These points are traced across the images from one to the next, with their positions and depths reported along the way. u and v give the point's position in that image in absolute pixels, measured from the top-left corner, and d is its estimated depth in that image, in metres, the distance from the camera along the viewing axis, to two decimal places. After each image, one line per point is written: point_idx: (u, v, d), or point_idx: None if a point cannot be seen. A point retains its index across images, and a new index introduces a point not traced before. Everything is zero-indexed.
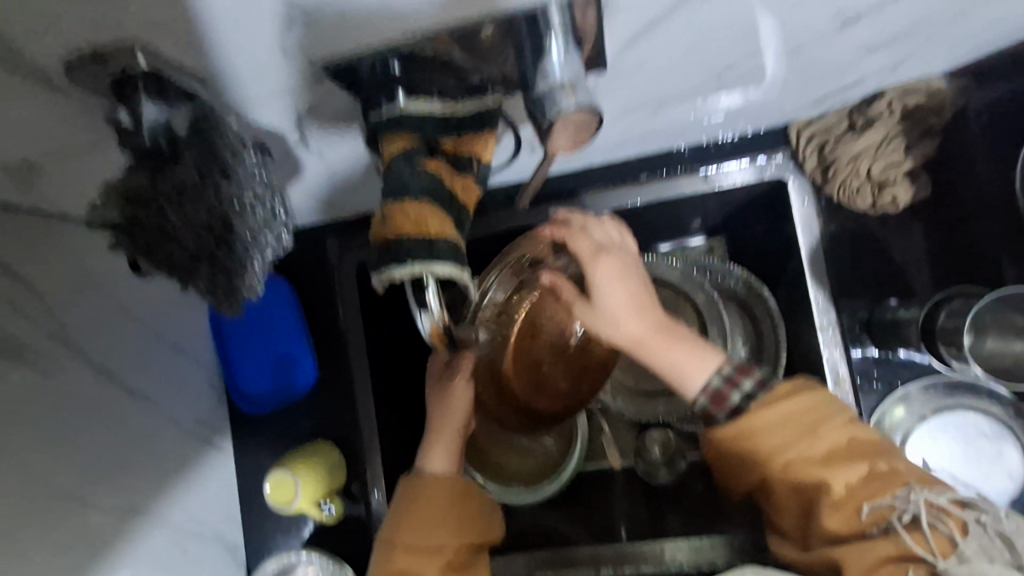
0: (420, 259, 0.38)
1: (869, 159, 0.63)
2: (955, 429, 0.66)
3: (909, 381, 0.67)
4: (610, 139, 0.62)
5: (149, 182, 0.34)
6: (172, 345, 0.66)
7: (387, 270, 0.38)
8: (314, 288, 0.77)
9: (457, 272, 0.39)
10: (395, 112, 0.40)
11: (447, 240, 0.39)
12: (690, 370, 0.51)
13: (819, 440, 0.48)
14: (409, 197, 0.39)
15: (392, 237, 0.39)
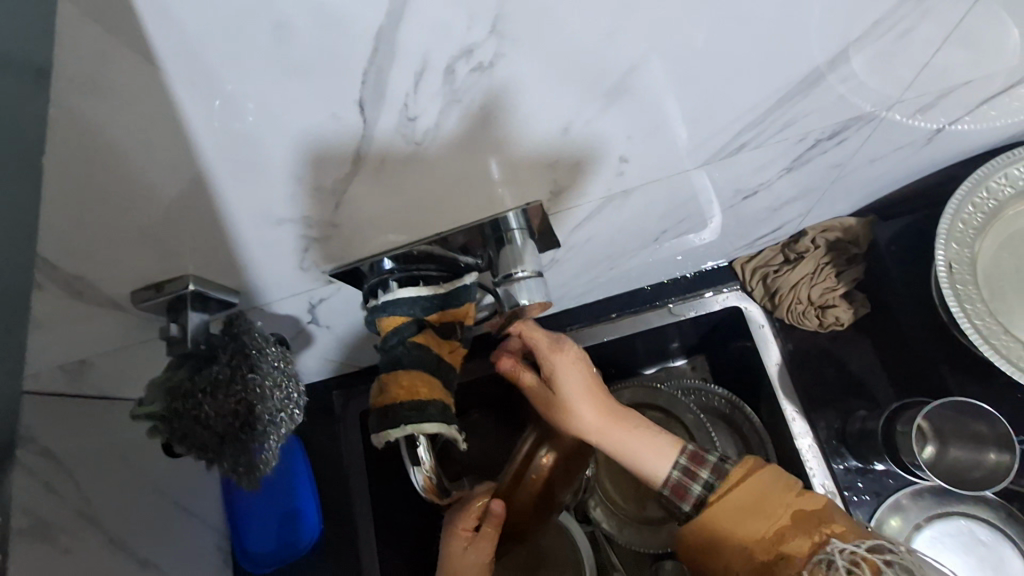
0: (413, 422, 0.45)
1: (807, 286, 0.72)
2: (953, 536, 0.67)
3: (899, 491, 0.68)
4: (578, 288, 0.72)
5: (189, 378, 0.42)
6: (184, 510, 0.69)
7: (383, 432, 0.45)
8: (321, 439, 0.82)
9: (446, 429, 0.46)
10: (386, 299, 0.48)
11: (437, 402, 0.46)
12: (653, 459, 0.55)
13: (772, 517, 0.51)
14: (402, 369, 0.46)
15: (389, 406, 0.45)
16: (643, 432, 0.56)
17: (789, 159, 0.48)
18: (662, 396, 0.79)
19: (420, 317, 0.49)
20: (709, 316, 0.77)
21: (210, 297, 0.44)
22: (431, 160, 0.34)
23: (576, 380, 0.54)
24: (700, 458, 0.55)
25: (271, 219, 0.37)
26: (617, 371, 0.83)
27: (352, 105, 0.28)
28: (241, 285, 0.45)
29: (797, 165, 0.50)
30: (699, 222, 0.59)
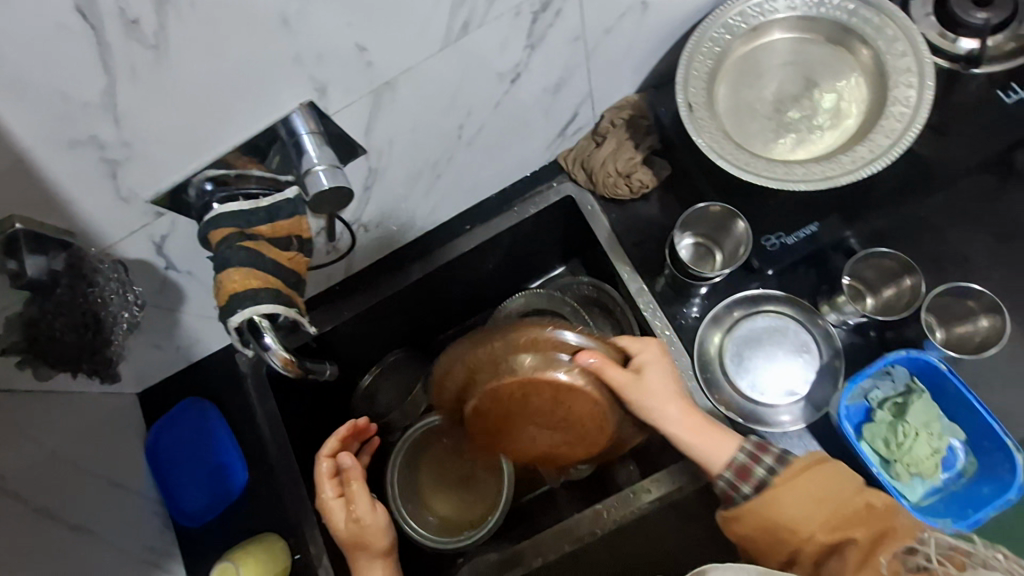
0: (246, 306, 0.54)
1: (614, 161, 0.82)
2: (756, 334, 0.78)
3: (712, 307, 0.80)
4: (422, 209, 0.81)
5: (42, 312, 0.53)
6: (114, 484, 0.76)
7: (228, 321, 0.55)
8: (231, 400, 0.89)
9: (280, 308, 0.56)
10: (216, 217, 0.55)
11: (268, 290, 0.55)
12: (715, 452, 0.66)
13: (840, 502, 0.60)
14: (234, 270, 0.55)
15: (228, 301, 0.54)
16: (712, 433, 0.67)
17: (524, 36, 0.58)
18: (542, 296, 0.93)
19: (247, 230, 0.57)
20: (549, 211, 0.88)
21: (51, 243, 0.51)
22: (177, 62, 0.42)
23: (657, 378, 0.67)
24: (764, 448, 0.66)
25: (66, 145, 0.44)
26: (488, 278, 0.95)
27: (73, 11, 0.37)
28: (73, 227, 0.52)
29: (535, 43, 0.60)
30: (492, 117, 0.70)
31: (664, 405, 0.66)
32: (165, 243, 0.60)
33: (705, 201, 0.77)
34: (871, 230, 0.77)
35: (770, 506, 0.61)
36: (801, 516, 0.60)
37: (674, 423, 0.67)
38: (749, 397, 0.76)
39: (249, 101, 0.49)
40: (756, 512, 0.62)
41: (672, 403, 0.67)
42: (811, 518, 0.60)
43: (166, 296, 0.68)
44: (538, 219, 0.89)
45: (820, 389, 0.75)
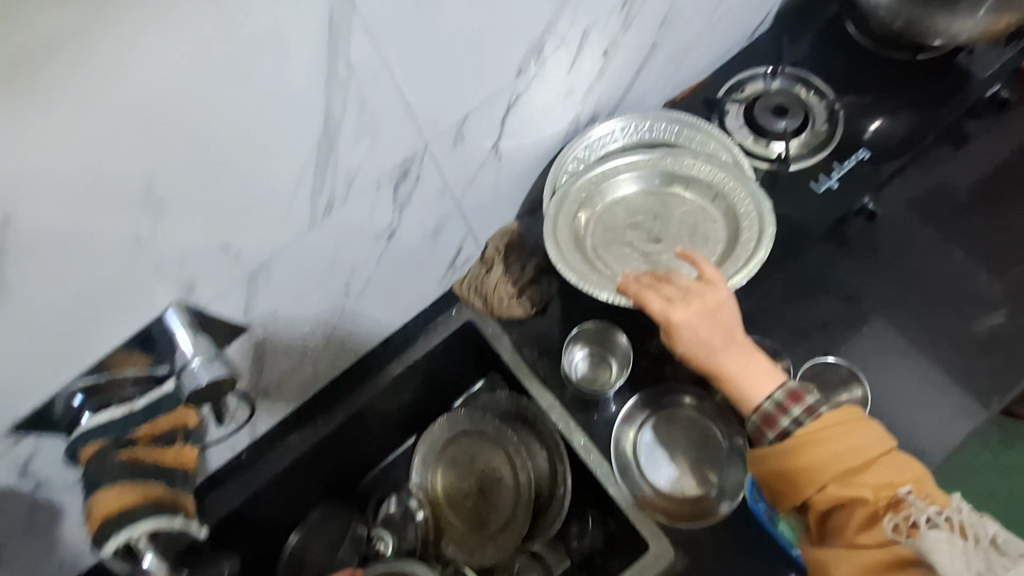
0: (124, 526, 0.52)
1: (506, 283, 0.86)
2: (667, 427, 0.82)
3: (620, 405, 0.83)
4: (319, 364, 0.81)
5: None
6: None
7: (100, 547, 0.52)
8: None
9: (165, 523, 0.54)
10: (82, 432, 0.53)
11: (144, 504, 0.53)
12: (758, 387, 0.63)
13: (850, 459, 0.56)
14: (104, 491, 0.53)
15: (98, 527, 0.52)
16: (760, 367, 0.64)
17: (390, 201, 0.63)
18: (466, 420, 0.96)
19: (122, 437, 0.55)
20: (452, 336, 0.90)
21: None
22: (18, 294, 0.42)
23: (684, 309, 0.64)
24: (816, 412, 0.60)
25: None
26: (403, 409, 0.95)
27: None
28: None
29: (403, 204, 0.65)
30: (378, 270, 0.73)
31: (717, 351, 0.64)
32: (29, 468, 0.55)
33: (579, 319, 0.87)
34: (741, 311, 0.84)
35: (770, 460, 0.59)
36: (815, 479, 0.56)
37: (703, 347, 0.64)
38: (672, 491, 0.79)
39: (110, 311, 0.48)
40: (773, 456, 0.59)
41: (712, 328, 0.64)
42: (834, 487, 0.56)
43: (36, 519, 0.61)
44: (445, 346, 0.91)
45: (737, 474, 0.78)
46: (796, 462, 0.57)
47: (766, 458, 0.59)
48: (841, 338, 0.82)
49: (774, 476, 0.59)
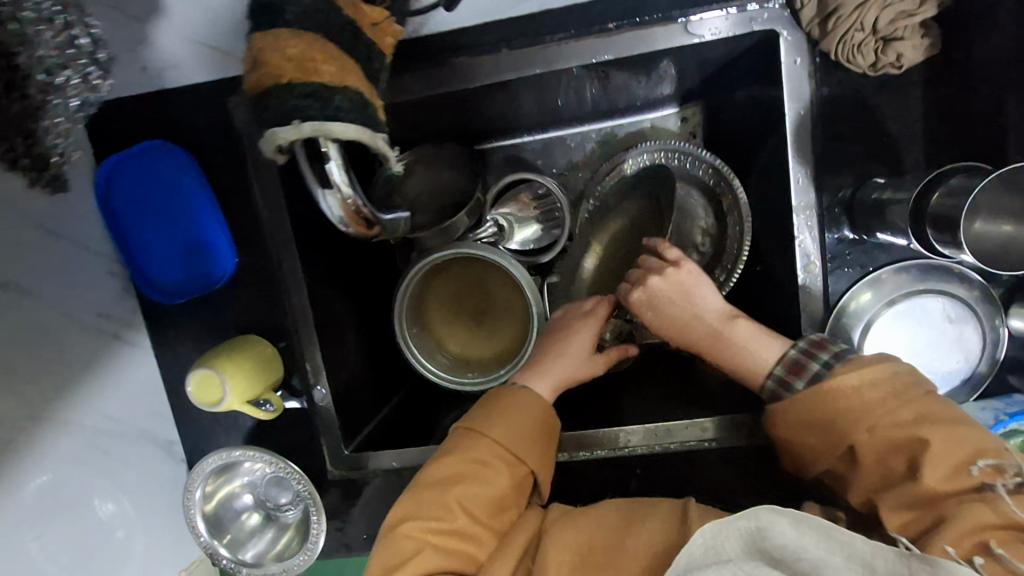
0: (314, 120, 0.36)
1: (876, 10, 0.67)
2: (920, 311, 0.75)
3: (881, 267, 0.75)
4: None
5: None
6: (86, 248, 0.79)
7: (272, 135, 0.37)
8: (216, 154, 0.83)
9: (364, 135, 0.38)
10: None
11: (348, 90, 0.37)
12: (943, 428, 0.55)
13: (951, 495, 0.53)
14: (286, 27, 0.38)
15: (270, 82, 0.36)
16: (952, 418, 0.56)
17: None
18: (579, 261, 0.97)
19: None
20: (734, 39, 0.71)
21: None
22: None
23: (856, 381, 0.59)
24: (997, 465, 0.53)
25: None
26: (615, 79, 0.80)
27: None
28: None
29: None
30: None
31: (889, 432, 0.56)
32: None
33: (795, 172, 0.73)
34: (922, 269, 0.74)
35: (871, 415, 0.57)
36: (862, 420, 0.58)
37: (871, 459, 0.57)
38: None
39: None
40: (841, 396, 0.59)
41: (883, 436, 0.57)
42: (933, 479, 0.54)
43: None
44: (719, 42, 0.71)
45: (954, 393, 0.76)
46: (871, 448, 0.57)
47: (845, 395, 0.59)
48: (996, 339, 0.75)
49: (833, 401, 0.59)
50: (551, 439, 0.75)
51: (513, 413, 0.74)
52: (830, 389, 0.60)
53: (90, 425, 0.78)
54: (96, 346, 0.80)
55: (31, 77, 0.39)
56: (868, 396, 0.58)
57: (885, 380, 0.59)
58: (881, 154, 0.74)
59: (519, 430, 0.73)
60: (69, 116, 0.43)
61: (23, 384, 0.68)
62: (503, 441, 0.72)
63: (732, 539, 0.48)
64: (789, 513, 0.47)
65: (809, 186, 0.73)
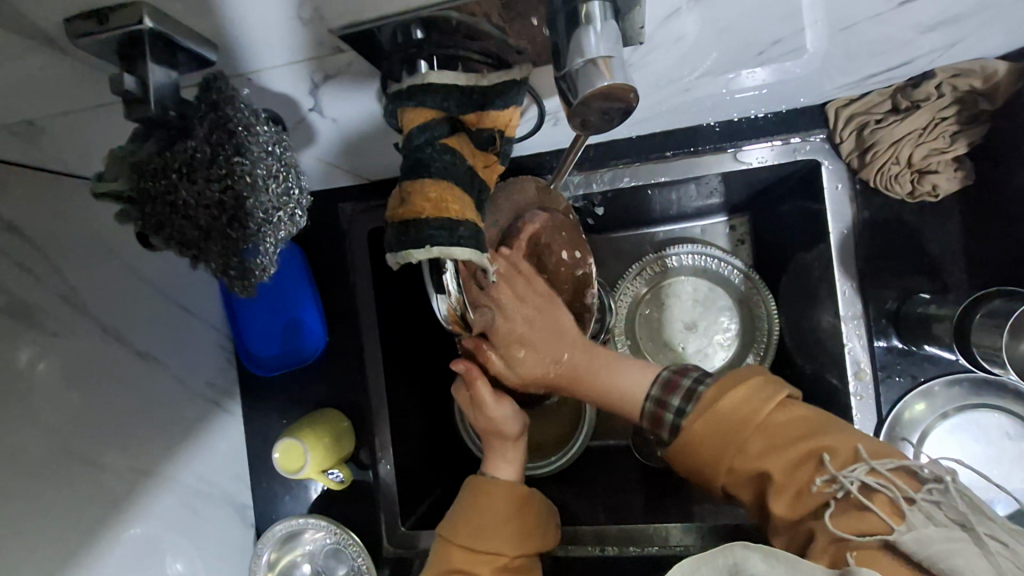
0: (441, 244, 0.45)
1: (913, 144, 0.75)
2: (974, 426, 0.79)
3: (933, 378, 0.79)
4: (640, 115, 0.73)
5: (160, 154, 0.40)
6: (202, 322, 0.92)
7: (405, 253, 0.46)
8: (320, 248, 0.97)
9: (477, 256, 0.47)
10: (412, 91, 0.46)
11: (467, 224, 0.46)
12: (720, 453, 0.60)
13: (801, 498, 0.56)
14: (429, 178, 0.46)
15: (411, 217, 0.45)
16: (758, 432, 0.59)
17: (797, 10, 0.55)
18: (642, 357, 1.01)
19: (451, 115, 0.47)
20: (780, 167, 0.80)
21: (188, 52, 0.41)
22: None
23: (722, 404, 0.61)
24: (831, 475, 0.55)
25: (279, 16, 0.41)
26: (669, 199, 0.90)
27: None
28: (221, 43, 0.43)
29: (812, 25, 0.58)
30: (702, 88, 0.69)
31: (741, 445, 0.59)
32: (323, 82, 0.51)
33: (842, 284, 0.79)
34: (974, 382, 0.78)
35: (725, 457, 0.60)
36: (730, 448, 0.60)
37: (714, 475, 0.61)
38: None
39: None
40: (699, 442, 0.61)
41: (747, 447, 0.59)
42: (783, 507, 0.57)
43: (298, 135, 0.61)
44: (766, 169, 0.80)
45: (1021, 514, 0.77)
46: (741, 481, 0.60)
47: (701, 435, 0.61)
48: None
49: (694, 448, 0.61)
50: (529, 514, 0.72)
51: (478, 513, 0.71)
52: (692, 437, 0.61)
53: (184, 482, 0.86)
54: (200, 409, 0.90)
55: (252, 214, 0.43)
56: (723, 435, 0.60)
57: (744, 396, 0.61)
58: (923, 272, 0.79)
59: (496, 525, 0.70)
60: (272, 248, 0.46)
61: (140, 437, 0.78)
62: (473, 535, 0.69)
63: (710, 572, 0.48)
64: (761, 549, 0.48)
65: (855, 297, 0.78)
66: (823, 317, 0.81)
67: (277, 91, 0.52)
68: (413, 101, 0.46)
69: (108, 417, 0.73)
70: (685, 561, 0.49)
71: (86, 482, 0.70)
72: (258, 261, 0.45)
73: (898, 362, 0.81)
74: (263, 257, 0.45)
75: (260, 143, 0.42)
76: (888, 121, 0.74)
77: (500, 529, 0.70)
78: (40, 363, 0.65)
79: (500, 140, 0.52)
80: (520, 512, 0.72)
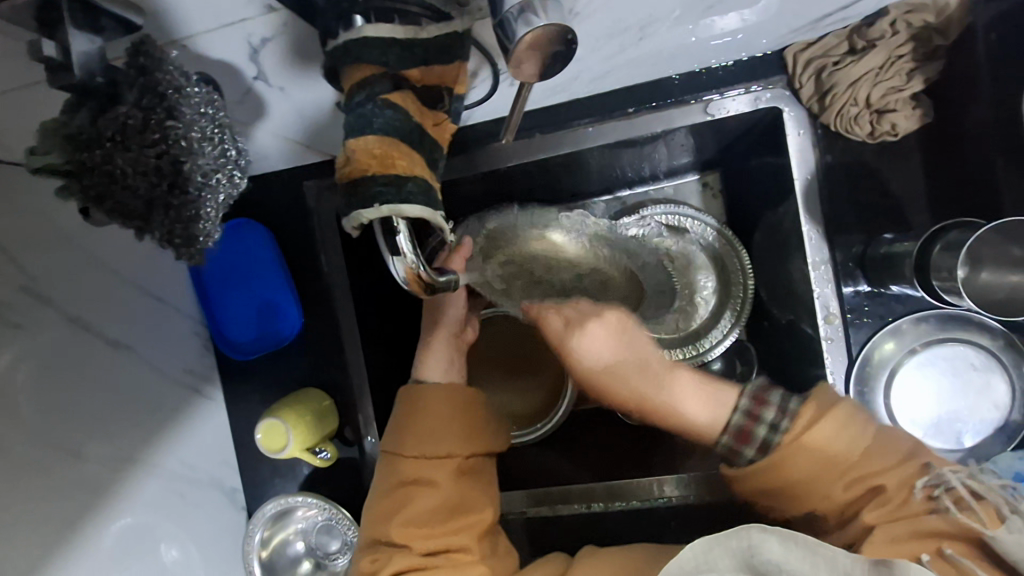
0: (390, 202, 0.45)
1: (869, 85, 0.75)
2: (941, 360, 0.80)
3: (901, 317, 0.80)
4: (597, 70, 0.72)
5: (91, 123, 0.40)
6: (175, 309, 0.91)
7: (356, 214, 0.45)
8: (292, 229, 0.95)
9: (428, 213, 0.46)
10: (350, 46, 0.45)
11: (416, 181, 0.46)
12: (793, 457, 0.62)
13: (881, 510, 0.59)
14: (372, 135, 0.45)
15: (360, 176, 0.45)
16: (846, 437, 0.61)
17: None
18: None
19: (394, 71, 0.47)
20: (743, 116, 0.79)
21: (106, 14, 0.40)
22: None
23: (821, 425, 0.62)
24: (930, 484, 0.59)
25: None
26: (638, 160, 0.90)
27: None
28: (145, 6, 0.43)
29: None
30: (660, 38, 0.68)
31: (829, 461, 0.61)
32: (262, 44, 0.50)
33: (809, 231, 0.79)
34: (940, 319, 0.80)
35: (827, 487, 0.62)
36: (829, 481, 0.62)
37: (799, 484, 0.62)
38: (907, 426, 0.80)
39: None
40: (803, 452, 0.62)
41: (835, 453, 0.61)
42: (874, 517, 0.59)
43: (247, 108, 0.60)
44: (730, 119, 0.80)
45: (988, 442, 0.80)
46: (834, 499, 0.62)
47: (787, 463, 0.62)
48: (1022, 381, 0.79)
49: (782, 471, 0.62)
50: (476, 416, 0.75)
51: (420, 421, 0.72)
52: (780, 463, 0.62)
53: (171, 469, 0.86)
54: (179, 397, 0.90)
55: (190, 179, 0.43)
56: (807, 462, 0.61)
57: (831, 405, 0.63)
58: (888, 214, 0.80)
59: (441, 431, 0.72)
60: (215, 214, 0.46)
61: (121, 428, 0.78)
62: (418, 446, 0.71)
63: (724, 555, 0.50)
64: (778, 532, 0.50)
65: (822, 243, 0.79)
66: (793, 265, 0.82)
67: (216, 58, 0.51)
68: (351, 59, 0.46)
69: (83, 408, 0.73)
70: (699, 543, 0.51)
71: (70, 473, 0.70)
72: (203, 228, 0.45)
73: (868, 305, 0.82)
74: (208, 225, 0.45)
75: (193, 106, 0.42)
76: (845, 63, 0.74)
77: (441, 435, 0.72)
78: (17, 357, 0.65)
79: (449, 98, 0.52)
80: (461, 417, 0.74)
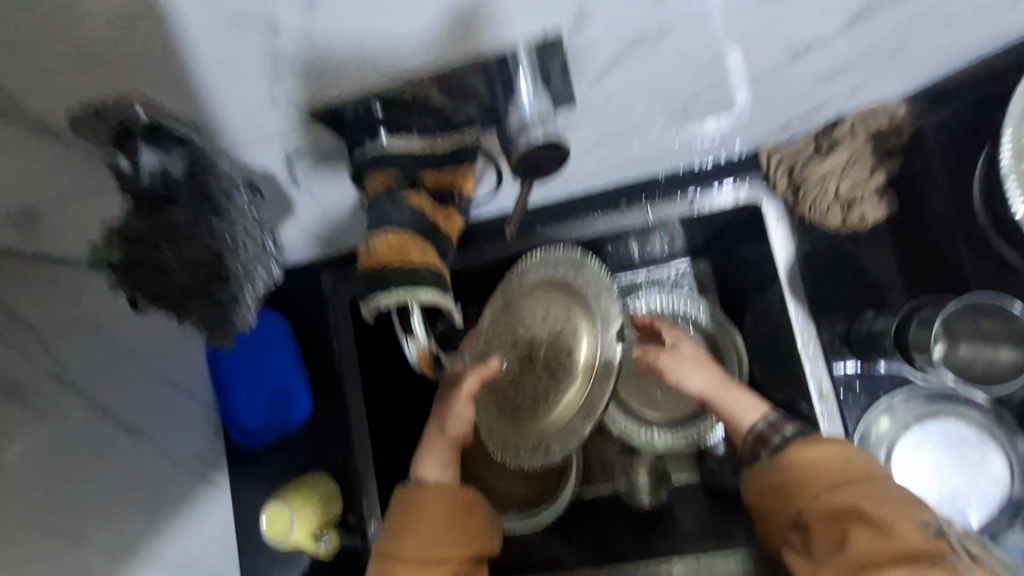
0: (402, 287, 0.50)
1: (836, 180, 0.82)
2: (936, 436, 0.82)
3: (892, 392, 0.83)
4: (589, 170, 0.81)
5: (146, 225, 0.47)
6: (190, 394, 0.94)
7: (374, 300, 0.51)
8: (307, 317, 1.00)
9: (439, 296, 0.52)
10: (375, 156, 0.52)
11: (428, 270, 0.52)
12: (818, 474, 0.62)
13: (883, 546, 0.55)
14: (390, 231, 0.51)
15: (378, 267, 0.51)
16: (881, 483, 0.60)
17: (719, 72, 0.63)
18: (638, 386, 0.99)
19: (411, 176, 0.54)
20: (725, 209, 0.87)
21: (168, 133, 0.46)
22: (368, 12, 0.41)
23: (824, 458, 0.62)
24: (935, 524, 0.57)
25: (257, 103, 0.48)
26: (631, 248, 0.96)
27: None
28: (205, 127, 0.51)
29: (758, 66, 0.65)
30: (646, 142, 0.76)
31: (863, 488, 0.59)
32: (299, 155, 0.57)
33: (796, 313, 0.84)
34: (929, 395, 0.82)
35: (816, 486, 0.61)
36: (813, 489, 0.61)
37: (825, 504, 0.60)
38: None
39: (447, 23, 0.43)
40: (798, 466, 0.63)
41: (852, 480, 0.60)
42: (872, 547, 0.56)
43: (278, 208, 0.66)
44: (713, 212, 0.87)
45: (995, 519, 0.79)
46: (821, 519, 0.60)
47: (794, 472, 0.63)
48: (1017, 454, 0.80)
49: (788, 475, 0.63)
50: (471, 517, 0.75)
51: (417, 523, 0.72)
52: (793, 470, 0.63)
53: (170, 560, 0.85)
54: (184, 483, 0.90)
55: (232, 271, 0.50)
56: (823, 472, 0.62)
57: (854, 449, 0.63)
58: (867, 294, 0.85)
59: (437, 533, 0.71)
60: (252, 299, 0.53)
61: (124, 515, 0.78)
62: (417, 547, 0.70)
63: None
64: None
65: (809, 323, 0.83)
66: (784, 345, 0.86)
67: (258, 166, 0.58)
68: (373, 165, 0.52)
69: (91, 495, 0.74)
70: None
71: (70, 564, 0.69)
72: (240, 312, 0.52)
73: (859, 382, 0.84)
74: (245, 308, 0.52)
75: (237, 210, 0.50)
76: (813, 160, 0.82)
77: (439, 542, 0.71)
78: (29, 446, 0.67)
79: (458, 197, 0.59)
80: (460, 521, 0.73)
